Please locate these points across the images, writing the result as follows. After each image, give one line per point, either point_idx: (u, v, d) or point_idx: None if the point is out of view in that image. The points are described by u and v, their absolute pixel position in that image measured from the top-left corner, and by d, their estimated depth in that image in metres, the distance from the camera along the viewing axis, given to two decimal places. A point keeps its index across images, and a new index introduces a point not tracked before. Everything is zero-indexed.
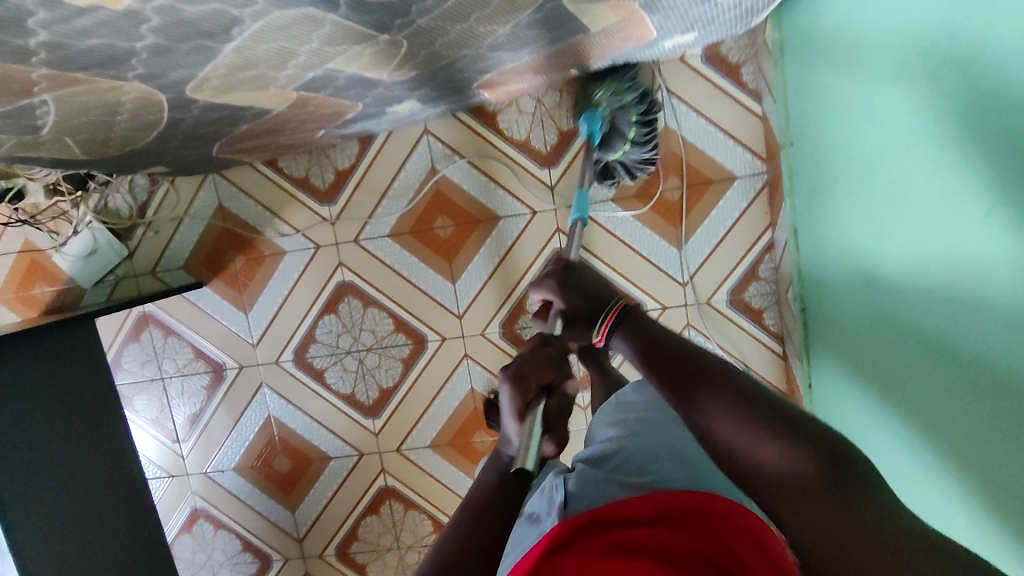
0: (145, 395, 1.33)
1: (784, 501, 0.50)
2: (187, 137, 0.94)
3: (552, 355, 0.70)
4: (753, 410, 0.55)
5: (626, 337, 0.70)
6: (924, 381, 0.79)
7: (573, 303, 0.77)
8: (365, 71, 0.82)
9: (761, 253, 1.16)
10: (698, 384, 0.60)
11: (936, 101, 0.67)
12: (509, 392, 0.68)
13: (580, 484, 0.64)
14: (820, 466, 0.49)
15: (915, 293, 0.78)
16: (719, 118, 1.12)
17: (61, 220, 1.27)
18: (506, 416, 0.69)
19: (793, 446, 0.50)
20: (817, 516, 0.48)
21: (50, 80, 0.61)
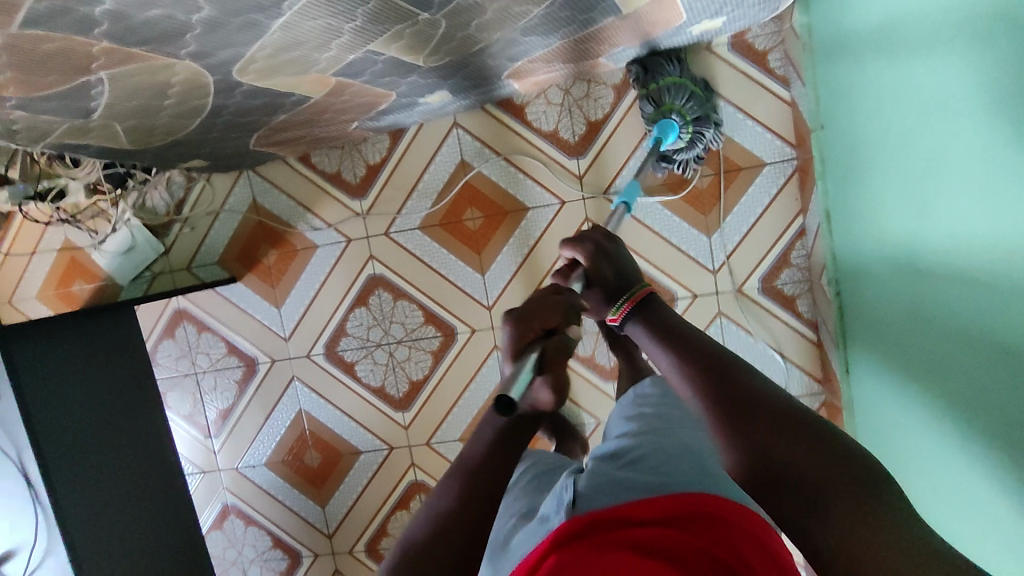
0: (179, 390, 1.34)
1: (811, 513, 0.45)
2: (228, 126, 0.96)
3: (564, 300, 0.65)
4: (784, 415, 0.49)
5: (640, 321, 0.64)
6: (962, 353, 0.77)
7: (601, 274, 0.71)
8: (402, 55, 0.84)
9: (792, 240, 1.16)
10: (721, 373, 0.54)
11: (973, 63, 0.67)
12: (509, 333, 0.65)
13: (588, 482, 0.67)
14: (855, 486, 0.44)
15: (952, 262, 0.77)
16: (747, 106, 1.13)
17: (100, 219, 1.30)
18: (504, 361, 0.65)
19: (827, 451, 0.46)
20: (858, 543, 0.42)
21: (109, 55, 0.64)
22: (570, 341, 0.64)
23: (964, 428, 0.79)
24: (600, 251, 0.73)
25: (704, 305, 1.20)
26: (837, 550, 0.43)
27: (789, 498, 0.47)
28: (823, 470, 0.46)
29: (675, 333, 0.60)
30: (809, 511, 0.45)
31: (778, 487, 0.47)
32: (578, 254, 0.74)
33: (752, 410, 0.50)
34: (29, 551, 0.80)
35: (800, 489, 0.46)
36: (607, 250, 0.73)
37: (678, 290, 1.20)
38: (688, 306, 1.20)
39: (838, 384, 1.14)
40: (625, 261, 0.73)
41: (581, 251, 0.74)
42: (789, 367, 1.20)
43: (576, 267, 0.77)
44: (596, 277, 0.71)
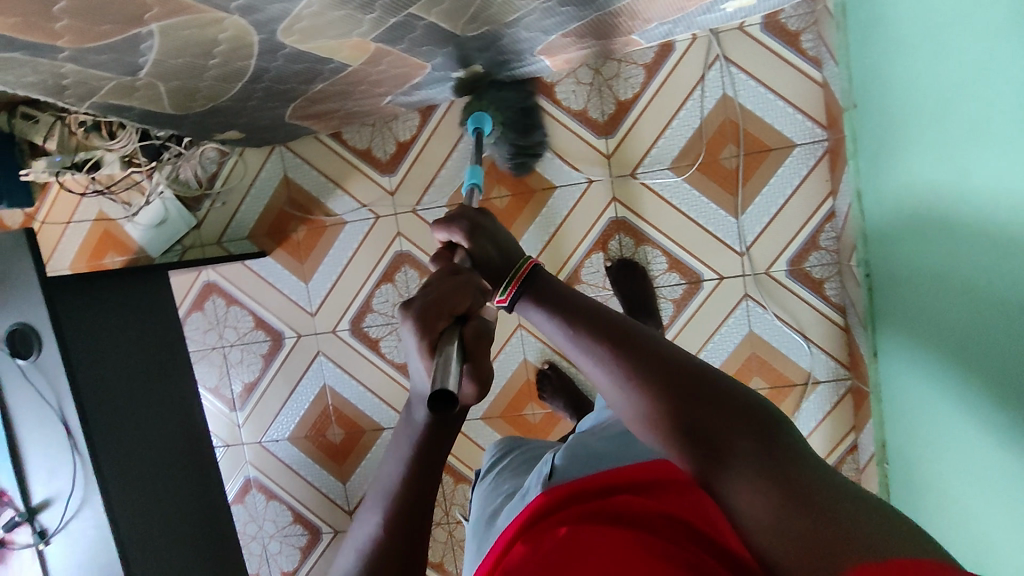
0: (207, 363, 1.36)
1: (727, 474, 0.45)
2: (266, 94, 0.98)
3: (466, 280, 0.62)
4: (686, 375, 0.50)
5: (530, 298, 0.62)
6: (994, 322, 0.77)
7: (485, 253, 0.70)
8: (441, 21, 0.85)
9: (821, 223, 1.15)
10: (625, 344, 0.53)
11: (1010, 26, 0.67)
12: (412, 331, 0.59)
13: (564, 457, 0.74)
14: (764, 444, 0.45)
15: (984, 231, 0.76)
16: (778, 86, 1.13)
17: (134, 191, 1.32)
18: (414, 358, 0.60)
19: (736, 411, 0.47)
20: (764, 492, 0.43)
21: (162, 5, 0.66)
22: (487, 322, 0.61)
23: (995, 400, 0.78)
24: (477, 229, 0.72)
25: (731, 288, 1.19)
26: (747, 501, 0.44)
27: (702, 458, 0.47)
28: (728, 428, 0.46)
29: (570, 306, 0.58)
30: (718, 468, 0.46)
31: (697, 451, 0.47)
32: (456, 236, 0.72)
33: (653, 376, 0.50)
34: (66, 500, 0.82)
35: (709, 448, 0.47)
36: (482, 227, 0.72)
37: (705, 272, 1.19)
38: (715, 288, 1.20)
39: (866, 368, 1.12)
40: (503, 235, 0.72)
41: (457, 232, 0.72)
42: (816, 351, 1.19)
43: (455, 250, 0.73)
44: (479, 257, 0.69)
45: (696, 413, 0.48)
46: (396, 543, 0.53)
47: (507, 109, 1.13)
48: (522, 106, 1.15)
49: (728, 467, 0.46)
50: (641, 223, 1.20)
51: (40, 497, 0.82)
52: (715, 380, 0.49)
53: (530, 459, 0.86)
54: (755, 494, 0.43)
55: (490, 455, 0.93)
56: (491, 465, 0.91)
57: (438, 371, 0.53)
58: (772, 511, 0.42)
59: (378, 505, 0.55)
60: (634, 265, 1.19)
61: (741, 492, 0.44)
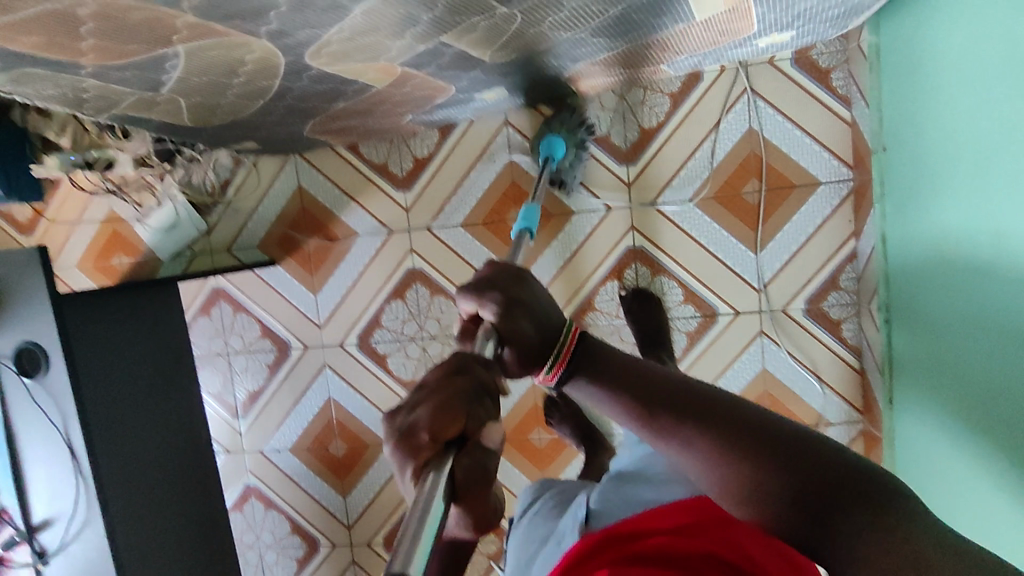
0: (212, 369, 1.35)
1: (833, 541, 0.43)
2: (288, 110, 0.96)
3: (469, 386, 0.48)
4: (766, 437, 0.47)
5: (584, 374, 0.58)
6: (1012, 389, 0.75)
7: (519, 330, 0.59)
8: (471, 49, 0.83)
9: (842, 263, 1.13)
10: (693, 411, 0.51)
11: None
12: (396, 452, 0.47)
13: (599, 501, 0.74)
14: (865, 504, 0.42)
15: (1008, 296, 0.75)
16: (806, 123, 1.11)
17: (145, 193, 1.30)
18: (402, 486, 0.48)
19: (827, 473, 0.44)
20: (876, 562, 0.39)
21: (191, 29, 0.64)
22: (486, 452, 0.47)
23: (1012, 467, 0.77)
24: (512, 305, 0.60)
25: (747, 323, 1.18)
26: (858, 571, 0.41)
27: (806, 531, 0.44)
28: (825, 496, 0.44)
29: (623, 372, 0.56)
30: (824, 539, 0.43)
31: (794, 520, 0.45)
32: (485, 310, 0.60)
33: (729, 445, 0.48)
34: (68, 521, 0.81)
35: (810, 519, 0.44)
36: (518, 298, 0.61)
37: (721, 306, 1.18)
38: (729, 322, 1.18)
39: (880, 413, 1.11)
40: (543, 308, 0.62)
41: (487, 305, 0.60)
42: (828, 393, 1.17)
43: (481, 323, 0.64)
44: (512, 336, 0.58)
45: (787, 478, 0.45)
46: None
47: (579, 135, 1.13)
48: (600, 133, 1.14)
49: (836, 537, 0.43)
50: (657, 253, 1.19)
51: (40, 517, 0.81)
52: (800, 442, 0.47)
53: (565, 498, 0.85)
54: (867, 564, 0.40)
55: (522, 499, 0.92)
56: (525, 508, 0.89)
57: (407, 537, 0.39)
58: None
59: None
60: (649, 295, 1.18)
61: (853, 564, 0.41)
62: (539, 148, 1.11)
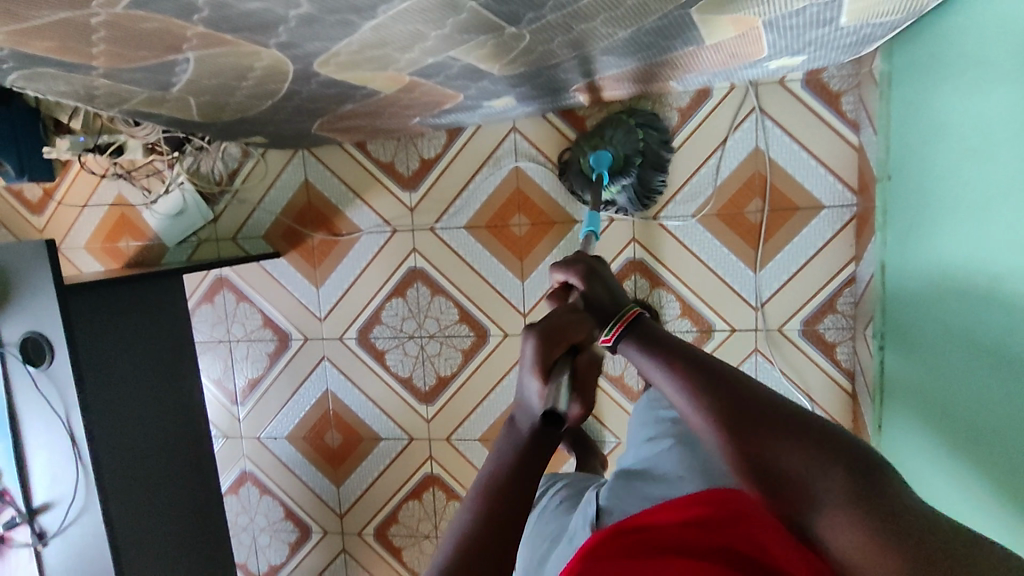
0: (213, 355, 1.37)
1: (814, 510, 0.49)
2: (296, 110, 0.97)
3: (582, 317, 0.71)
4: (777, 412, 0.53)
5: (632, 341, 0.67)
6: (996, 429, 0.76)
7: (597, 294, 0.75)
8: (480, 62, 0.84)
9: (840, 287, 1.14)
10: (708, 379, 0.58)
11: None
12: (533, 349, 0.68)
13: (609, 496, 0.71)
14: (849, 475, 0.48)
15: (997, 337, 0.76)
16: (813, 145, 1.11)
17: (154, 179, 1.33)
18: (523, 373, 0.68)
19: (823, 449, 0.50)
20: (861, 532, 0.45)
21: (202, 38, 0.65)
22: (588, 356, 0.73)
23: (991, 506, 0.78)
24: (593, 273, 0.77)
25: (741, 341, 1.19)
26: (833, 531, 0.47)
27: (796, 499, 0.50)
28: (820, 469, 0.49)
29: (659, 342, 0.65)
30: (813, 506, 0.49)
31: (779, 484, 0.51)
32: (573, 277, 0.77)
33: (733, 411, 0.55)
34: (66, 507, 0.83)
35: (803, 489, 0.50)
36: (598, 272, 0.78)
37: (717, 322, 1.19)
38: (724, 339, 1.19)
39: (868, 438, 1.12)
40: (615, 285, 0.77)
41: (575, 272, 0.77)
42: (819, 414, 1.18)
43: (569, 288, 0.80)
44: (592, 298, 0.74)
45: (784, 447, 0.51)
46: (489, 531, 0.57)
47: (631, 145, 1.10)
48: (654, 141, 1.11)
49: (823, 506, 0.48)
50: (658, 267, 1.19)
51: (41, 500, 0.84)
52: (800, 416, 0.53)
53: (576, 496, 0.83)
54: (851, 536, 0.46)
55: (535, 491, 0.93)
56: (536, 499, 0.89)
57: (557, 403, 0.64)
58: (870, 548, 0.44)
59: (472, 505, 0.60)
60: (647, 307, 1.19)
61: (829, 530, 0.48)
62: (588, 158, 1.11)
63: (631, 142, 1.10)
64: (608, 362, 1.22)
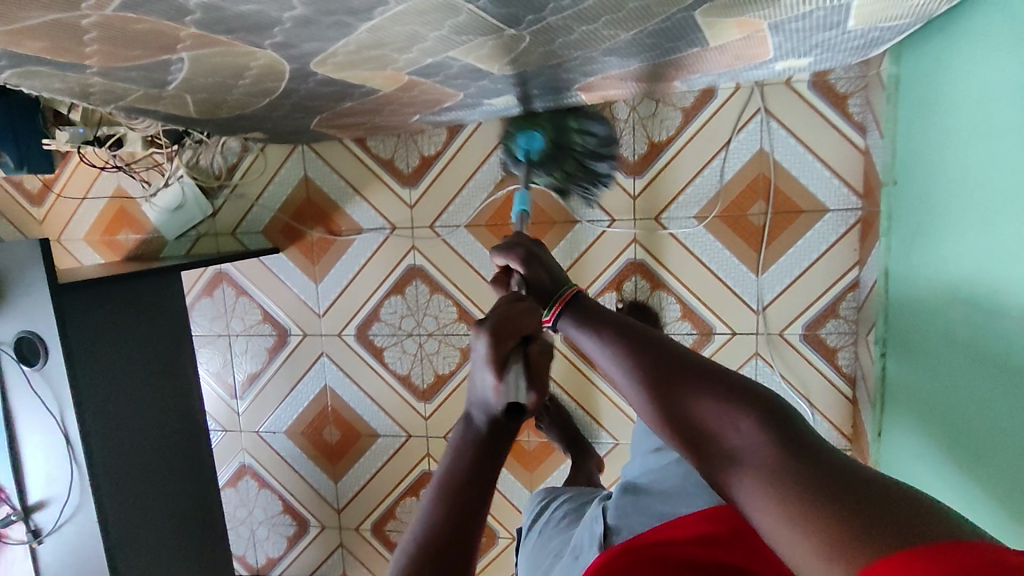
0: (212, 349, 1.37)
1: (734, 473, 0.44)
2: (294, 107, 0.96)
3: (530, 305, 0.67)
4: (694, 369, 0.49)
5: (567, 315, 0.63)
6: (995, 441, 0.75)
7: (537, 275, 0.73)
8: (480, 62, 0.82)
9: (843, 291, 1.13)
10: (633, 340, 0.54)
11: None
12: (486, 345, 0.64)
13: (616, 513, 0.70)
14: (772, 433, 0.43)
15: (999, 348, 0.75)
16: (818, 147, 1.09)
17: (154, 171, 1.33)
18: (477, 368, 0.65)
19: (746, 407, 0.45)
20: (773, 491, 0.40)
21: (195, 39, 0.64)
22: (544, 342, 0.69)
23: (988, 518, 0.77)
24: (532, 257, 0.75)
25: (742, 344, 1.18)
26: (753, 495, 0.42)
27: (717, 464, 0.45)
28: (732, 424, 0.45)
29: (591, 311, 0.61)
30: (727, 467, 0.44)
31: (703, 448, 0.46)
32: (511, 260, 0.76)
33: (655, 370, 0.50)
34: (62, 503, 0.84)
35: (716, 449, 0.45)
36: (536, 254, 0.76)
37: (718, 325, 1.18)
38: (725, 342, 1.18)
39: (867, 445, 1.11)
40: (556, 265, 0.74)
41: (515, 258, 0.76)
42: (819, 418, 1.17)
43: (510, 273, 0.80)
44: (531, 280, 0.72)
45: (707, 405, 0.46)
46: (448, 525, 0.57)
47: (562, 130, 1.10)
48: (575, 125, 1.10)
49: (738, 467, 0.44)
50: (660, 270, 1.18)
51: (36, 497, 0.85)
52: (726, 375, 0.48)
53: (579, 511, 0.82)
54: (765, 498, 0.41)
55: (534, 507, 0.92)
56: (537, 516, 0.89)
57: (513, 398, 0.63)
58: (783, 508, 0.39)
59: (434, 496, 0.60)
60: (648, 310, 1.18)
61: (749, 495, 0.42)
62: (518, 142, 1.12)
63: (568, 130, 1.10)
64: None
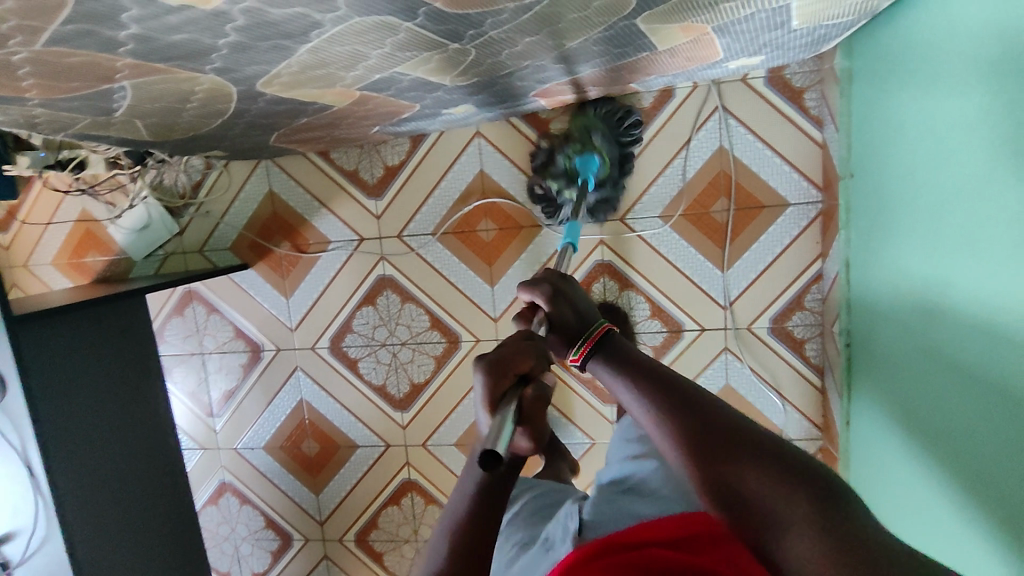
0: (185, 367, 1.37)
1: (786, 542, 0.47)
2: (249, 125, 0.96)
3: (534, 344, 0.64)
4: (743, 436, 0.52)
5: (602, 359, 0.63)
6: (950, 429, 0.77)
7: (562, 317, 0.68)
8: (429, 75, 0.82)
9: (808, 284, 1.14)
10: (679, 402, 0.56)
11: (997, 152, 0.64)
12: (483, 380, 0.62)
13: (592, 509, 0.72)
14: (822, 506, 0.46)
15: (953, 337, 0.76)
16: (777, 143, 1.10)
17: (118, 193, 1.32)
18: (478, 408, 0.63)
19: (796, 480, 0.48)
20: (836, 567, 0.43)
21: (133, 68, 0.63)
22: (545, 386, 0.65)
23: (944, 505, 0.79)
24: (558, 295, 0.70)
25: (711, 340, 1.19)
26: (805, 565, 0.45)
27: (767, 531, 0.48)
28: (786, 495, 0.47)
29: (628, 362, 0.61)
30: (775, 533, 0.47)
31: (752, 514, 0.49)
32: (537, 298, 0.70)
33: (704, 436, 0.52)
34: (29, 535, 0.85)
35: (767, 518, 0.48)
36: (567, 288, 0.70)
37: (687, 322, 1.19)
38: (695, 339, 1.19)
39: (837, 433, 1.12)
40: (586, 301, 0.70)
41: (541, 295, 0.70)
42: (790, 410, 1.18)
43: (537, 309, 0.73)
44: (557, 320, 0.68)
45: (757, 476, 0.49)
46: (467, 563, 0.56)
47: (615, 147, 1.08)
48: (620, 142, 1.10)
49: (790, 535, 0.47)
50: (628, 270, 1.19)
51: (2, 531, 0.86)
52: (771, 445, 0.51)
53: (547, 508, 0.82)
54: (818, 568, 0.44)
55: None
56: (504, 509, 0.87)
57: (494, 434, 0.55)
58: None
59: (449, 537, 0.57)
60: (616, 310, 1.19)
61: (802, 564, 0.45)
62: (574, 160, 1.07)
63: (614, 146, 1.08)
64: (579, 365, 1.22)
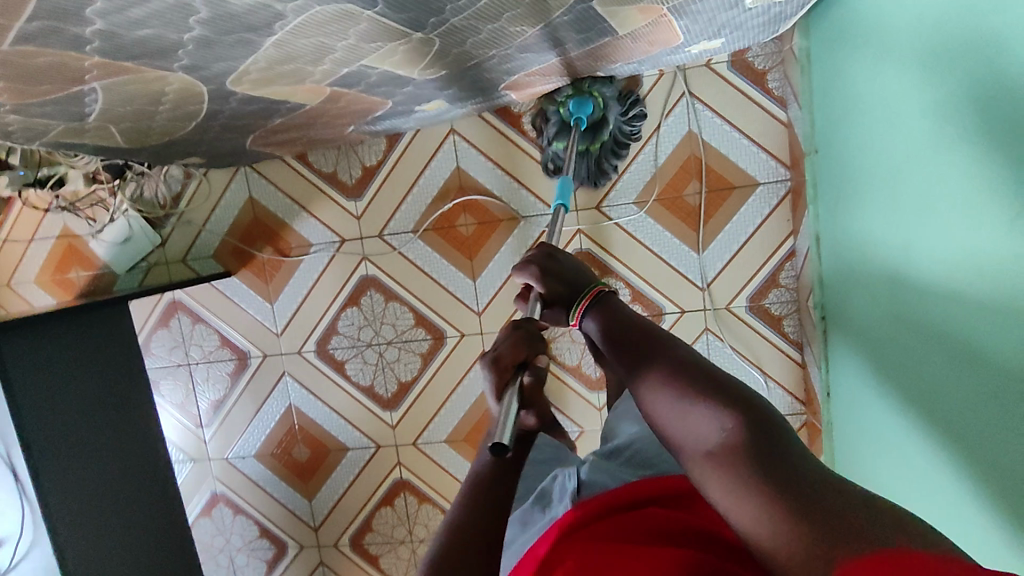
0: (172, 379, 1.37)
1: (714, 467, 0.47)
2: (224, 128, 0.97)
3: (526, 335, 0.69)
4: (694, 372, 0.52)
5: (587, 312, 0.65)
6: (922, 386, 0.78)
7: (555, 292, 0.70)
8: (397, 69, 0.84)
9: (782, 261, 1.16)
10: (644, 345, 0.57)
11: (945, 110, 0.67)
12: (486, 375, 0.68)
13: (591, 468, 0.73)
14: (752, 434, 0.46)
15: (918, 296, 0.77)
16: (743, 124, 1.13)
17: (99, 207, 1.31)
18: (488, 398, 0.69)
19: (731, 409, 0.48)
20: (752, 489, 0.43)
21: (101, 68, 0.65)
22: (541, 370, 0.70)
23: (922, 462, 0.80)
24: (547, 273, 0.71)
25: (692, 322, 1.20)
26: (725, 488, 0.45)
27: (698, 457, 0.48)
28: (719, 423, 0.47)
29: (611, 312, 0.63)
30: (704, 460, 0.47)
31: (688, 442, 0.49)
32: (529, 280, 0.72)
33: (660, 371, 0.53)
34: (16, 542, 0.87)
35: (701, 445, 0.48)
36: (555, 264, 0.71)
37: (667, 305, 1.20)
38: (676, 321, 1.21)
39: (819, 406, 1.14)
40: (574, 272, 0.71)
41: (531, 277, 0.72)
42: (772, 387, 1.20)
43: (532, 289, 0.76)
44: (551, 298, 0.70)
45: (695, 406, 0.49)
46: (474, 520, 0.57)
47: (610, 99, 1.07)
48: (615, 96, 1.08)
49: (716, 462, 0.46)
50: (607, 257, 1.21)
51: None
52: (720, 380, 0.51)
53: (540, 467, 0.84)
54: (737, 492, 0.44)
55: None
56: None
57: (502, 424, 0.62)
58: (752, 497, 0.43)
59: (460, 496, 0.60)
60: None
61: (723, 487, 0.45)
62: (568, 107, 1.06)
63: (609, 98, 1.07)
64: (564, 353, 1.23)
